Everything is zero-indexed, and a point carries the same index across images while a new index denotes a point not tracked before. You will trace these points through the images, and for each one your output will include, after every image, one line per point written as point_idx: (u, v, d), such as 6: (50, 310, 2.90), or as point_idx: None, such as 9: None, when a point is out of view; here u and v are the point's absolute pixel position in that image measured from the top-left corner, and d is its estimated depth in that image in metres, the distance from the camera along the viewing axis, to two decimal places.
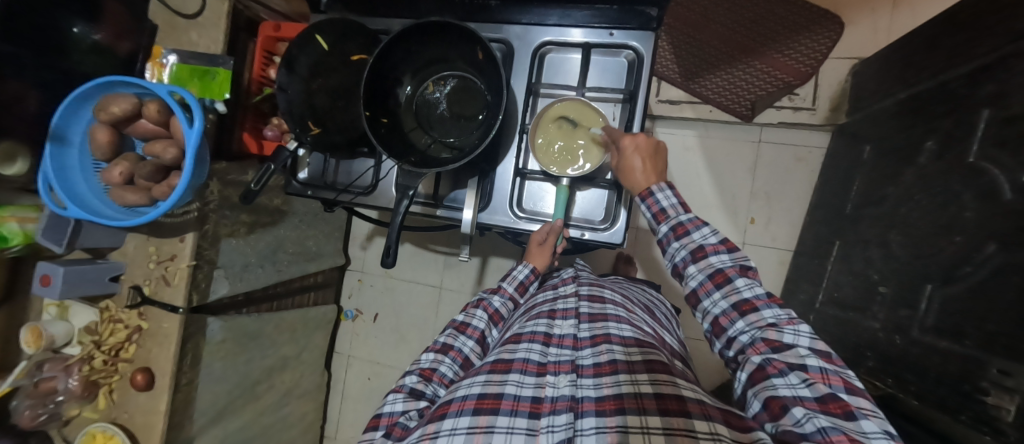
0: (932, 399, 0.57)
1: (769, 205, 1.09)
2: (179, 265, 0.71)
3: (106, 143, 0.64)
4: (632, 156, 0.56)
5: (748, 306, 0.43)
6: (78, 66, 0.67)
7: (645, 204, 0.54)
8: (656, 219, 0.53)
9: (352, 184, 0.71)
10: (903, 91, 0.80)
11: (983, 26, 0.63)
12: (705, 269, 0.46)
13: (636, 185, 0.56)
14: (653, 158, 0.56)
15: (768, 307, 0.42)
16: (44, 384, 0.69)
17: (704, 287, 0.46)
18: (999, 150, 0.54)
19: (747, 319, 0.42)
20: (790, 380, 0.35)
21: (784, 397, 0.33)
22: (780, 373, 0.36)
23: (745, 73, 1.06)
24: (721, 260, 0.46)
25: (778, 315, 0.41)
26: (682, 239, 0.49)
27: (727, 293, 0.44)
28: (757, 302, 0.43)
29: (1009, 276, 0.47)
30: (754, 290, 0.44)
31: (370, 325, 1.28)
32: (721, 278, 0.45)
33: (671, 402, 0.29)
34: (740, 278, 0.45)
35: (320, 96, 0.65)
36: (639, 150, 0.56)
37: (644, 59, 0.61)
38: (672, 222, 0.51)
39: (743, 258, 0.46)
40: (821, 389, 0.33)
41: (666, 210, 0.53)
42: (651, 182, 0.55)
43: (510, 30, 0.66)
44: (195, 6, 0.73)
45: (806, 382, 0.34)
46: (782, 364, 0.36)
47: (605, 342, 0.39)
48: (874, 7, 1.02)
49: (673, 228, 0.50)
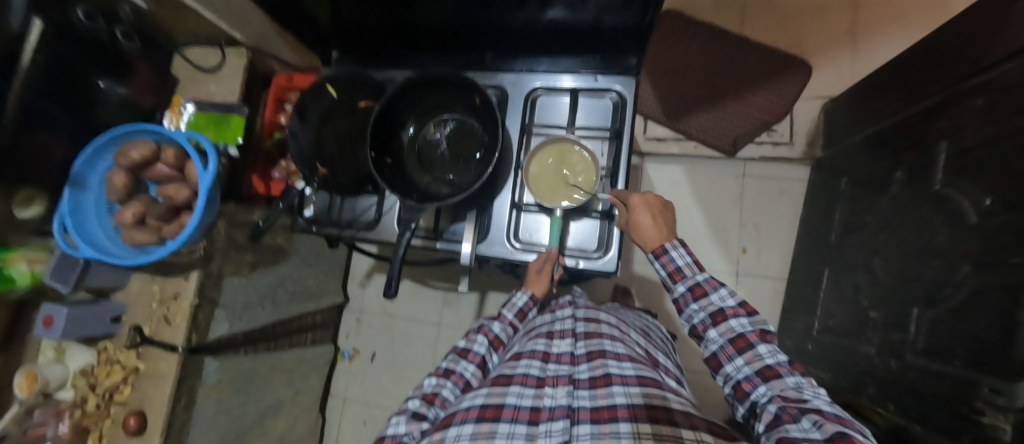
0: (933, 424, 0.57)
1: (759, 235, 1.12)
2: (182, 304, 0.72)
3: (122, 186, 0.67)
4: (642, 213, 0.58)
5: (772, 373, 0.42)
6: (102, 117, 0.72)
7: (660, 262, 0.56)
8: (672, 277, 0.55)
9: (356, 220, 0.74)
10: (869, 126, 0.86)
11: (932, 69, 0.70)
12: (726, 334, 0.47)
13: (648, 241, 0.58)
14: (661, 215, 0.59)
15: (792, 375, 0.42)
16: (33, 430, 0.66)
17: (726, 350, 0.47)
18: (960, 177, 0.58)
19: (770, 385, 0.41)
20: (802, 425, 0.34)
21: (793, 437, 0.33)
22: (794, 419, 0.35)
23: (724, 113, 1.14)
24: (741, 323, 0.47)
25: (801, 382, 0.41)
26: (701, 300, 0.51)
27: (749, 359, 0.45)
28: (780, 369, 0.42)
29: (987, 295, 0.49)
30: (777, 357, 0.44)
31: (367, 365, 1.26)
32: (743, 343, 0.46)
33: (660, 413, 0.30)
34: (762, 345, 0.45)
35: (329, 140, 0.70)
36: (648, 207, 0.58)
37: (627, 102, 0.66)
38: (689, 282, 0.53)
39: (762, 323, 0.47)
40: (830, 429, 0.32)
41: (682, 268, 0.55)
42: (663, 238, 0.57)
43: (504, 78, 0.72)
44: (215, 61, 0.80)
45: (817, 425, 0.33)
46: (795, 411, 0.36)
47: (600, 358, 0.40)
48: (837, 53, 1.12)
49: (690, 288, 0.52)
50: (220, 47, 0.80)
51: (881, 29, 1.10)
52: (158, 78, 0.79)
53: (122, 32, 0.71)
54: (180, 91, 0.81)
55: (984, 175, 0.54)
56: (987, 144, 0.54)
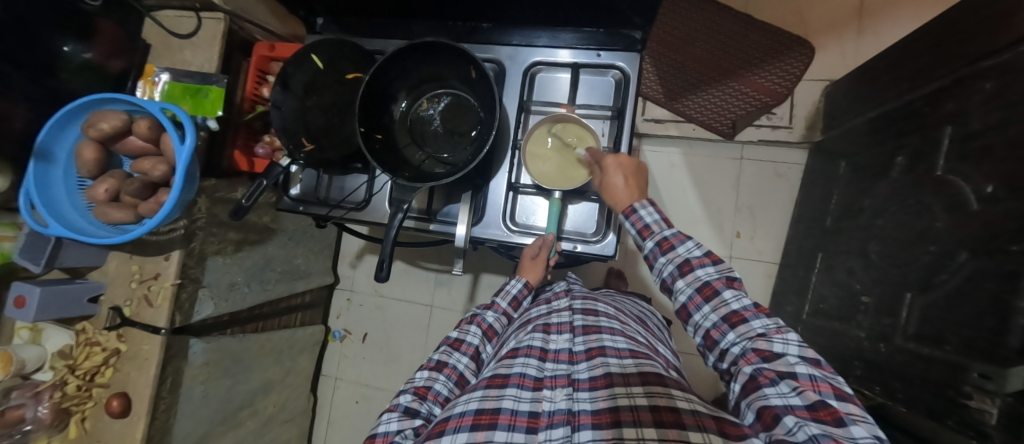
0: (918, 406, 0.58)
1: (754, 219, 1.12)
2: (163, 284, 0.69)
3: (92, 160, 0.63)
4: (614, 174, 0.56)
5: (737, 318, 0.42)
6: (69, 84, 0.67)
7: (629, 221, 0.53)
8: (641, 235, 0.52)
9: (345, 199, 0.71)
10: (872, 110, 0.85)
11: (942, 51, 0.68)
12: (693, 283, 0.45)
13: (619, 201, 0.56)
14: (635, 176, 0.56)
15: (756, 318, 0.41)
16: (10, 413, 0.63)
17: (694, 301, 0.45)
18: (963, 163, 0.58)
19: (738, 331, 0.41)
20: (781, 389, 0.34)
21: (775, 405, 0.32)
22: (771, 382, 0.35)
23: (725, 93, 1.11)
24: (707, 272, 0.45)
25: (766, 325, 0.40)
26: (669, 254, 0.49)
27: (716, 306, 0.43)
28: (746, 313, 0.42)
29: (983, 281, 0.49)
30: (742, 301, 0.43)
31: (359, 345, 1.25)
32: (709, 291, 0.44)
33: (667, 414, 0.30)
34: (727, 290, 0.44)
35: (314, 113, 0.66)
36: (621, 168, 0.56)
37: (631, 79, 0.64)
38: (657, 238, 0.50)
39: (728, 269, 0.45)
40: (811, 396, 0.32)
41: (651, 226, 0.51)
42: (634, 198, 0.55)
43: (502, 51, 0.69)
44: (191, 26, 0.75)
45: (797, 391, 0.33)
46: (772, 373, 0.35)
47: (600, 356, 0.40)
48: (842, 34, 1.09)
49: (658, 243, 0.50)
50: (196, 12, 0.75)
51: (887, 10, 1.08)
52: (128, 43, 0.73)
53: None
54: (154, 58, 0.76)
55: (989, 161, 0.53)
56: (994, 129, 0.53)
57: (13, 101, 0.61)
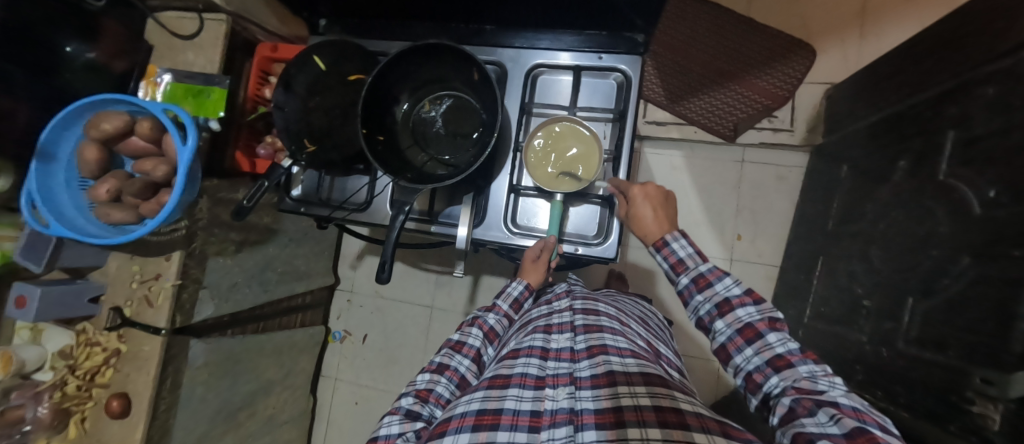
0: (920, 411, 0.58)
1: (755, 222, 1.12)
2: (163, 284, 0.69)
3: (94, 160, 0.63)
4: (643, 205, 0.57)
5: (782, 362, 0.40)
6: (71, 84, 0.67)
7: (661, 255, 0.53)
8: (675, 269, 0.51)
9: (347, 200, 0.71)
10: (873, 114, 0.85)
11: (944, 55, 0.68)
12: (733, 324, 0.44)
13: (649, 234, 0.56)
14: (664, 208, 0.57)
15: (803, 363, 0.39)
16: (10, 413, 0.63)
17: (734, 342, 0.43)
18: (966, 168, 0.58)
19: (782, 375, 0.39)
20: (818, 419, 0.33)
21: (811, 432, 0.32)
22: (809, 412, 0.34)
23: (727, 96, 1.11)
24: (748, 313, 0.44)
25: (814, 370, 0.38)
26: (705, 291, 0.48)
27: (759, 348, 0.42)
28: (792, 357, 0.40)
29: (986, 287, 0.49)
30: (787, 345, 0.41)
31: (359, 346, 1.25)
32: (751, 333, 0.43)
33: (671, 415, 0.30)
34: (771, 333, 0.42)
35: (316, 114, 0.66)
36: (650, 200, 0.56)
37: (632, 81, 0.64)
38: (692, 273, 0.49)
39: (771, 310, 0.44)
40: (849, 424, 0.31)
41: (684, 260, 0.51)
42: (664, 230, 0.55)
43: (504, 53, 0.68)
44: (194, 27, 0.75)
45: (834, 419, 0.32)
46: (810, 403, 0.34)
47: (601, 354, 0.40)
48: (844, 38, 1.09)
49: (693, 280, 0.49)
50: (198, 13, 0.75)
51: (889, 14, 1.08)
52: (131, 43, 0.73)
53: None
54: (157, 58, 0.76)
55: (992, 165, 0.53)
56: (997, 134, 0.53)
57: (15, 101, 0.61)
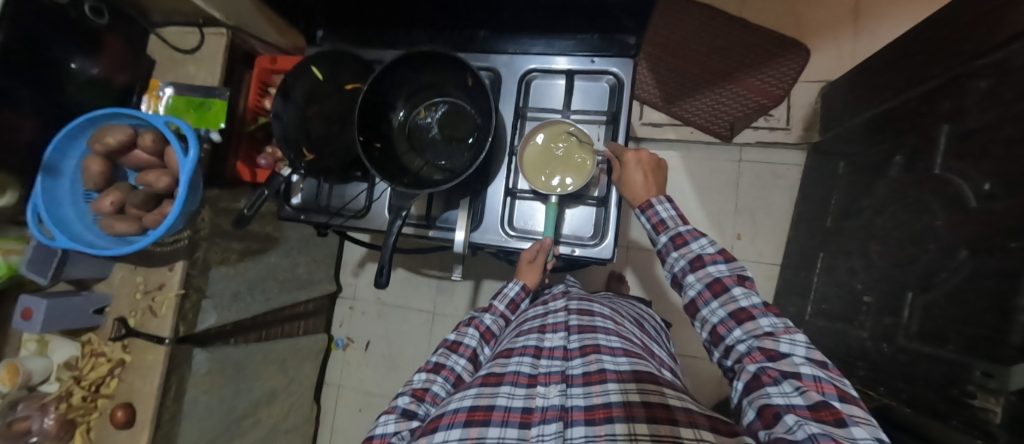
0: (922, 406, 0.57)
1: (755, 220, 1.12)
2: (167, 294, 0.70)
3: (98, 173, 0.64)
4: (633, 170, 0.58)
5: (745, 315, 0.41)
6: (76, 100, 0.69)
7: (644, 215, 0.54)
8: (656, 229, 0.53)
9: (345, 207, 0.72)
10: (869, 110, 0.85)
11: (937, 51, 0.68)
12: (703, 278, 0.45)
13: (637, 198, 0.57)
14: (653, 173, 0.58)
15: (764, 317, 0.40)
16: (17, 424, 0.64)
17: (703, 296, 0.44)
18: (960, 162, 0.58)
19: (745, 328, 0.40)
20: (784, 389, 0.33)
21: (776, 405, 0.32)
22: (774, 382, 0.34)
23: (722, 96, 1.12)
24: (719, 269, 0.45)
25: (775, 324, 0.39)
26: (681, 249, 0.48)
27: (724, 302, 0.43)
28: (754, 311, 0.41)
29: (984, 279, 0.49)
30: (752, 300, 0.42)
31: (361, 353, 1.25)
32: (719, 287, 0.44)
33: (660, 410, 0.30)
34: (737, 287, 0.43)
35: (315, 122, 0.67)
36: (641, 165, 0.58)
37: (624, 84, 0.65)
38: (671, 233, 0.50)
39: (741, 267, 0.45)
40: (814, 396, 0.32)
41: (666, 221, 0.52)
42: (652, 195, 0.56)
43: (497, 59, 0.69)
44: (195, 41, 0.76)
45: (799, 390, 0.33)
46: (775, 372, 0.35)
47: (594, 353, 0.40)
48: (837, 36, 1.10)
49: (671, 239, 0.50)
50: (199, 27, 0.77)
51: (882, 11, 1.08)
52: (134, 58, 0.75)
53: (89, 7, 0.66)
54: (159, 72, 0.77)
55: (986, 158, 0.53)
56: (990, 127, 0.53)
57: (21, 117, 0.62)
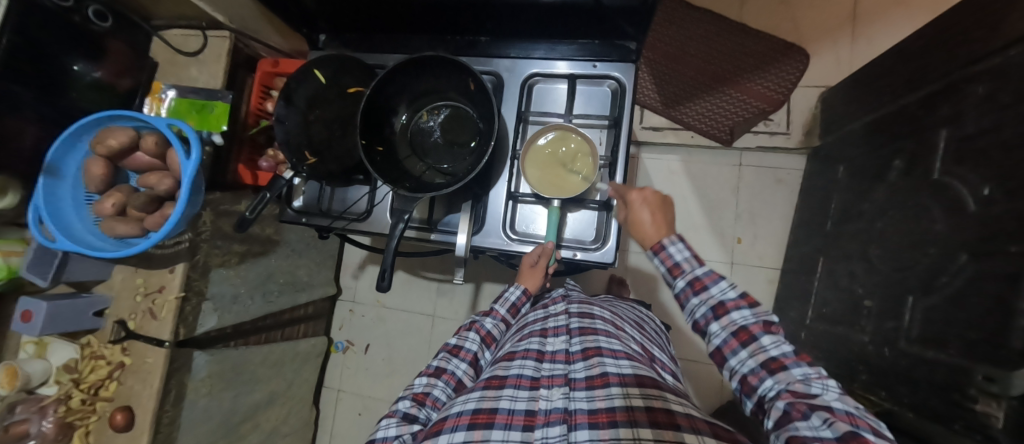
0: (924, 410, 0.57)
1: (755, 224, 1.12)
2: (167, 297, 0.70)
3: (100, 176, 0.64)
4: (641, 209, 0.55)
5: (776, 364, 0.39)
6: (78, 102, 0.69)
7: (658, 258, 0.51)
8: (671, 273, 0.49)
9: (347, 210, 0.72)
10: (868, 115, 0.85)
11: (934, 56, 0.69)
12: (729, 327, 0.43)
13: (648, 239, 0.53)
14: (662, 210, 0.55)
15: (797, 366, 0.39)
16: (15, 427, 0.65)
17: (728, 344, 0.43)
18: (959, 166, 0.58)
19: (777, 378, 0.39)
20: (812, 422, 0.33)
21: (804, 436, 0.32)
22: (803, 416, 0.34)
23: (722, 101, 1.13)
24: (743, 315, 0.43)
25: (808, 373, 0.38)
26: (701, 294, 0.46)
27: (753, 351, 0.41)
28: (786, 360, 0.39)
29: (984, 283, 0.49)
30: (781, 348, 0.40)
31: (361, 356, 1.25)
32: (746, 336, 0.42)
33: (662, 415, 0.30)
34: (765, 335, 0.41)
35: (317, 126, 0.67)
36: (648, 203, 0.55)
37: (626, 88, 0.65)
38: (688, 277, 0.47)
39: (766, 313, 0.43)
40: (842, 427, 0.31)
41: (681, 264, 0.49)
42: (662, 235, 0.52)
43: (499, 63, 0.69)
44: (197, 44, 0.77)
45: (827, 422, 0.32)
46: (804, 407, 0.34)
47: (596, 356, 0.40)
48: (836, 40, 1.11)
49: (690, 283, 0.47)
50: (202, 30, 0.77)
51: (879, 16, 1.09)
52: (137, 61, 0.75)
53: (94, 11, 0.66)
54: (161, 75, 0.78)
55: (985, 163, 0.53)
56: (989, 132, 0.53)
57: (25, 120, 0.62)
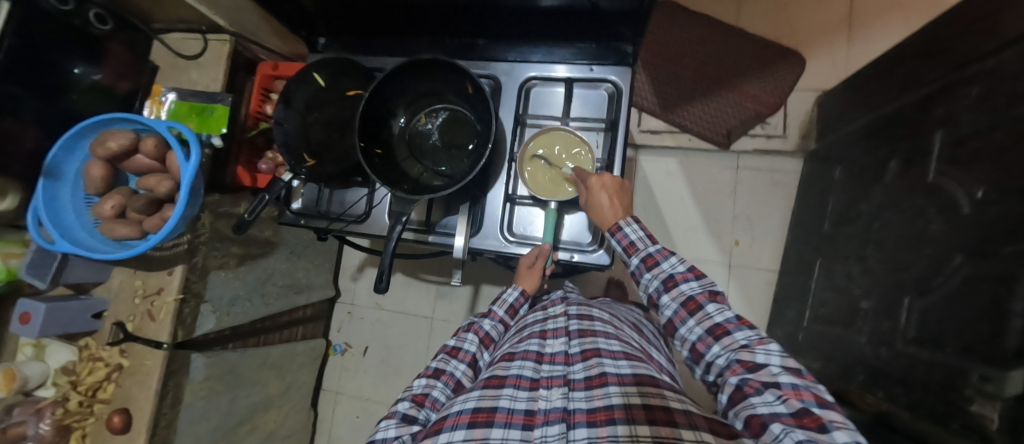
0: (921, 411, 0.58)
1: (752, 226, 1.13)
2: (166, 299, 0.70)
3: (100, 178, 0.65)
4: (598, 194, 0.57)
5: (720, 330, 0.42)
6: (78, 104, 0.69)
7: (615, 239, 0.55)
8: (627, 251, 0.54)
9: (346, 212, 0.72)
10: (864, 117, 0.86)
11: (929, 59, 0.70)
12: (677, 298, 0.46)
13: (605, 221, 0.57)
14: (619, 195, 0.57)
15: (740, 330, 0.41)
16: (12, 429, 0.65)
17: (679, 315, 0.46)
18: (954, 168, 0.58)
19: (722, 343, 0.41)
20: (766, 398, 0.33)
21: (762, 415, 0.32)
22: (757, 392, 0.34)
23: (719, 103, 1.13)
24: (690, 287, 0.47)
25: (750, 337, 0.40)
26: (653, 270, 0.50)
27: (700, 319, 0.44)
28: (728, 325, 0.42)
29: (979, 285, 0.50)
30: (725, 314, 0.43)
31: (359, 358, 1.25)
32: (693, 305, 0.45)
33: (660, 413, 0.30)
34: (710, 304, 0.44)
35: (316, 129, 0.68)
36: (605, 188, 0.57)
37: (622, 92, 0.66)
38: (642, 254, 0.52)
39: (711, 283, 0.47)
40: (795, 404, 0.32)
41: (636, 243, 0.54)
42: (619, 217, 0.56)
43: (497, 67, 0.71)
44: (197, 47, 0.77)
45: (781, 399, 0.33)
46: (757, 383, 0.35)
47: (595, 357, 0.40)
48: (832, 44, 1.11)
49: (643, 260, 0.52)
50: (202, 34, 0.78)
51: (875, 20, 1.10)
52: (137, 64, 0.75)
53: (95, 14, 0.66)
54: (162, 78, 0.78)
55: (979, 165, 0.54)
56: (982, 135, 0.54)
57: (25, 122, 0.63)
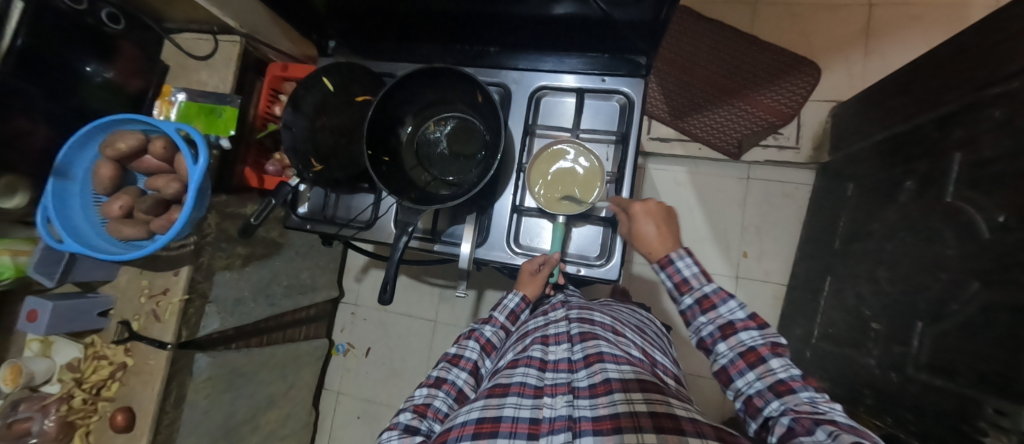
0: (931, 438, 0.56)
1: (760, 239, 1.11)
2: (171, 300, 0.70)
3: (108, 178, 0.65)
4: (644, 221, 0.55)
5: (784, 387, 0.38)
6: (88, 103, 0.69)
7: (665, 272, 0.51)
8: (678, 288, 0.49)
9: (352, 219, 0.72)
10: (879, 133, 0.84)
11: (949, 76, 0.68)
12: (736, 347, 0.43)
13: (654, 251, 0.54)
14: (666, 222, 0.55)
15: (805, 389, 0.38)
16: (18, 425, 0.65)
17: (736, 365, 0.42)
18: (974, 191, 0.57)
19: (783, 400, 0.37)
20: (816, 436, 0.31)
21: None
22: (808, 431, 0.32)
23: (732, 113, 1.11)
24: (751, 336, 0.43)
25: (815, 398, 0.37)
26: (709, 313, 0.46)
27: (761, 373, 0.40)
28: (793, 383, 0.38)
29: (996, 313, 0.48)
30: (790, 371, 0.39)
31: (362, 359, 1.25)
32: (754, 357, 0.41)
33: (666, 420, 0.29)
34: (774, 358, 0.40)
35: (323, 134, 0.67)
36: (650, 215, 0.55)
37: (635, 103, 0.64)
38: (697, 294, 0.48)
39: (774, 335, 0.42)
40: (846, 438, 0.29)
41: (688, 279, 0.49)
42: (669, 248, 0.53)
43: (508, 75, 0.70)
44: (208, 48, 0.77)
45: (831, 434, 0.30)
46: (810, 422, 0.33)
47: (598, 362, 0.40)
48: (848, 55, 1.09)
49: (698, 301, 0.47)
50: (213, 34, 0.78)
51: (893, 32, 1.08)
52: (148, 63, 0.75)
53: (107, 13, 0.67)
54: (172, 78, 0.78)
55: (998, 189, 0.52)
56: (1004, 157, 0.52)
57: (35, 121, 0.63)
